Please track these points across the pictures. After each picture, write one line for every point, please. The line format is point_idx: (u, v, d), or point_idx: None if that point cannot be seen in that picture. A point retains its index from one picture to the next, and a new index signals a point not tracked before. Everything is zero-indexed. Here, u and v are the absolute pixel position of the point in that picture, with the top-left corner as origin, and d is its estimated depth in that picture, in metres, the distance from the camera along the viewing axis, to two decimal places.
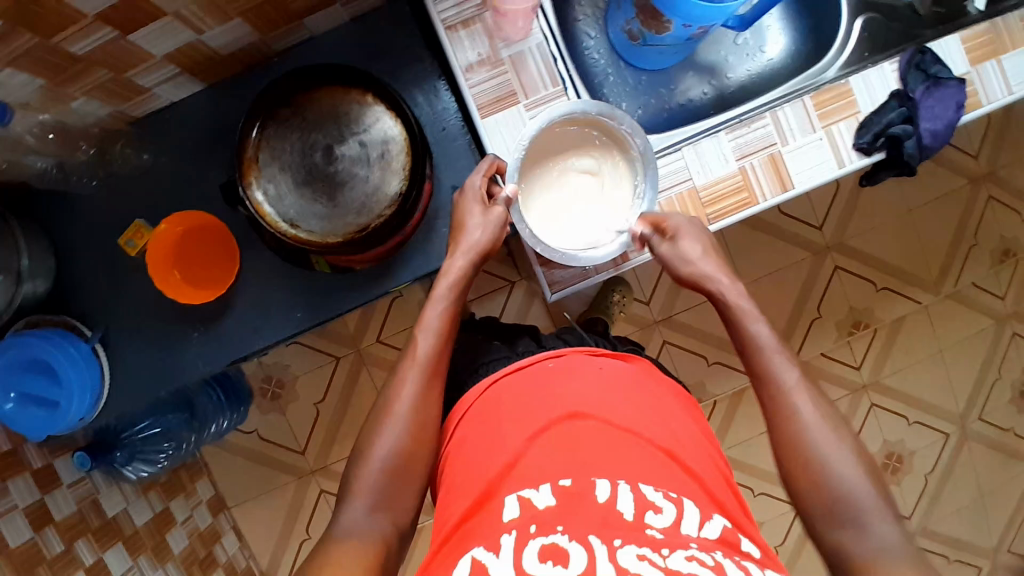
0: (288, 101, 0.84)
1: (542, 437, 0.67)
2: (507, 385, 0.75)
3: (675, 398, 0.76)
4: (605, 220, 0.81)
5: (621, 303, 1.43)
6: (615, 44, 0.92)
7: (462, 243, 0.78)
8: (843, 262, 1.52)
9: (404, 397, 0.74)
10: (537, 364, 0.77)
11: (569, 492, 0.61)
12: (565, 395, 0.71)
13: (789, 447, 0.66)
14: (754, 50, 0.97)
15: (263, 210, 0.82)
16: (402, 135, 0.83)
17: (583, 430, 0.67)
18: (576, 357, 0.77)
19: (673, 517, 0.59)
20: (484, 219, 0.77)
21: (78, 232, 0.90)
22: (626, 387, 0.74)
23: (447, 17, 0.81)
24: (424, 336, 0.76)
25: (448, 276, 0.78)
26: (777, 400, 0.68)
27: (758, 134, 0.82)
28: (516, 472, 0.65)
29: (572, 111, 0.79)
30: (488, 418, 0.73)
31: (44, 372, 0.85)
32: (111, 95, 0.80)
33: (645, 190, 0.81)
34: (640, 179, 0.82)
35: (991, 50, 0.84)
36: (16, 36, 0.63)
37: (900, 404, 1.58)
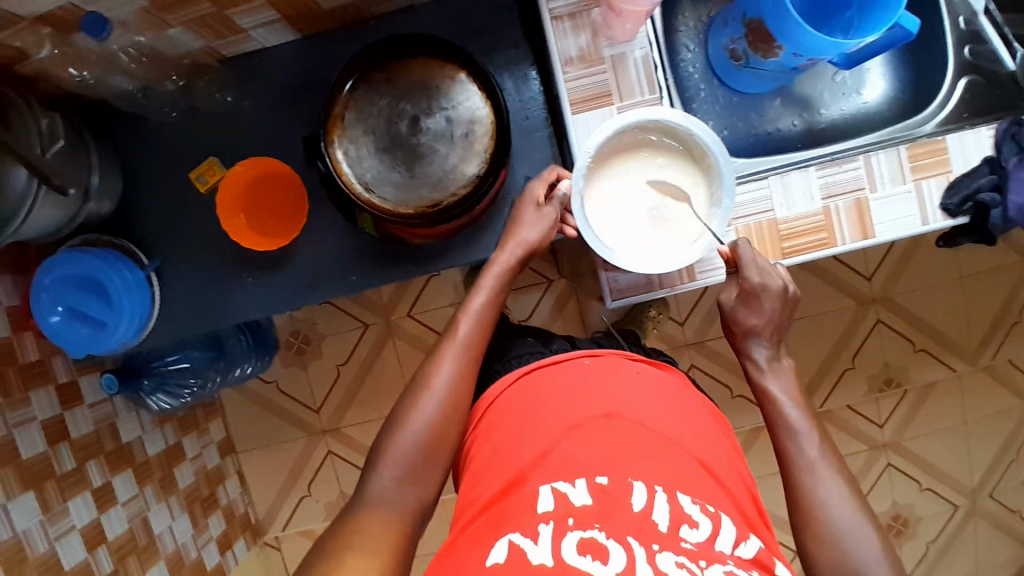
0: (382, 64, 0.83)
1: (579, 431, 0.67)
2: (544, 376, 0.75)
3: (709, 411, 0.76)
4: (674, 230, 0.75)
5: (657, 319, 1.42)
6: (713, 61, 0.89)
7: (513, 237, 0.79)
8: (885, 317, 1.50)
9: (441, 376, 0.73)
10: (572, 361, 0.76)
11: (605, 491, 0.61)
12: (603, 395, 0.70)
13: (810, 530, 0.64)
14: (850, 91, 0.93)
15: (341, 169, 0.81)
16: (490, 118, 0.82)
17: (618, 432, 0.66)
18: (614, 359, 0.76)
19: (708, 533, 0.59)
20: (537, 220, 0.79)
21: (150, 160, 0.90)
22: (664, 395, 0.73)
23: (555, 7, 0.79)
24: (466, 322, 0.76)
25: (494, 267, 0.78)
26: (801, 477, 0.67)
27: (848, 176, 0.80)
28: (551, 463, 0.64)
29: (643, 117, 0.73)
30: (524, 407, 0.72)
31: (95, 291, 0.86)
32: (208, 30, 0.80)
33: (722, 197, 0.74)
34: (716, 186, 0.74)
35: None
36: None
37: (915, 469, 1.56)
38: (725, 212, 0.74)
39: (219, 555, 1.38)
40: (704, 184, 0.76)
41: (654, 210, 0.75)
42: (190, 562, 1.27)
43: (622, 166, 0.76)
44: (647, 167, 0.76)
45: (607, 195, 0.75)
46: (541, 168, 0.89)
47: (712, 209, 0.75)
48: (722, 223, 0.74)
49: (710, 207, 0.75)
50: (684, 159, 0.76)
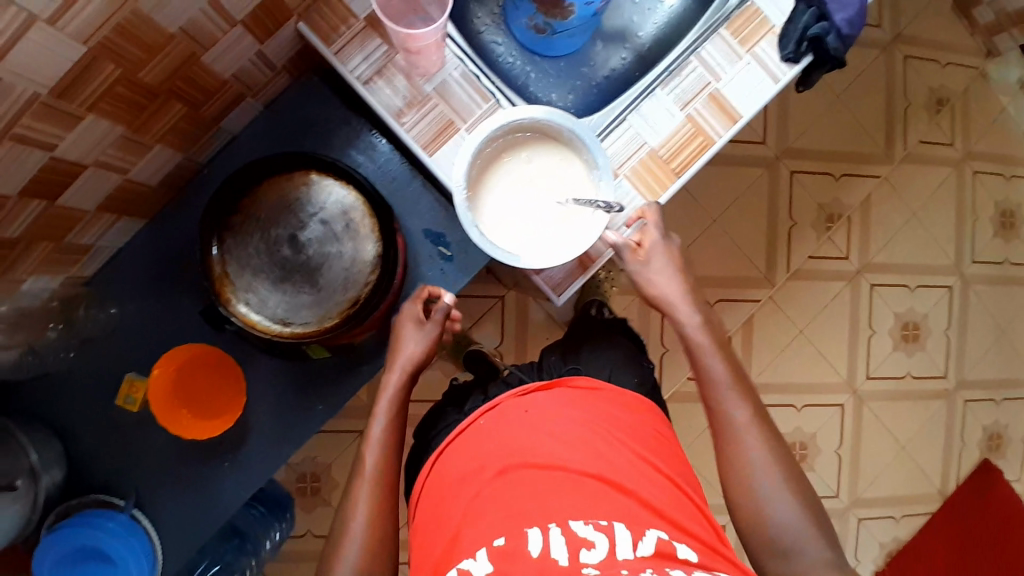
0: (238, 207, 0.82)
1: (479, 499, 0.64)
2: (452, 452, 0.73)
3: (612, 408, 0.74)
4: (570, 208, 0.76)
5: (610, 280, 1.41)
6: (524, 41, 0.92)
7: (395, 359, 0.82)
8: (797, 164, 1.56)
9: (358, 516, 0.75)
10: (472, 425, 0.74)
11: (504, 552, 0.58)
12: (502, 448, 0.69)
13: (736, 482, 0.72)
14: (652, 4, 0.96)
15: (251, 320, 0.80)
16: (360, 199, 0.83)
17: (518, 480, 0.64)
18: (508, 405, 0.74)
19: (606, 549, 0.57)
20: (416, 334, 0.82)
21: (72, 409, 0.86)
22: (560, 418, 0.71)
23: (360, 72, 0.80)
24: (369, 454, 0.79)
25: (388, 392, 0.81)
26: (728, 433, 0.74)
27: (691, 79, 0.84)
28: (458, 544, 0.62)
29: (490, 131, 0.75)
30: (440, 494, 0.70)
31: (90, 558, 0.80)
32: (58, 264, 0.77)
33: (595, 158, 0.76)
34: (585, 152, 0.77)
35: None
36: None
37: (896, 276, 1.63)
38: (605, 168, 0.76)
39: None
40: (574, 153, 0.78)
41: (545, 200, 0.77)
42: None
43: (499, 178, 0.77)
44: (521, 168, 0.78)
45: (499, 211, 0.76)
46: (430, 215, 0.90)
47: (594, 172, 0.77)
48: (608, 177, 0.76)
49: (590, 168, 0.77)
50: (545, 141, 0.78)
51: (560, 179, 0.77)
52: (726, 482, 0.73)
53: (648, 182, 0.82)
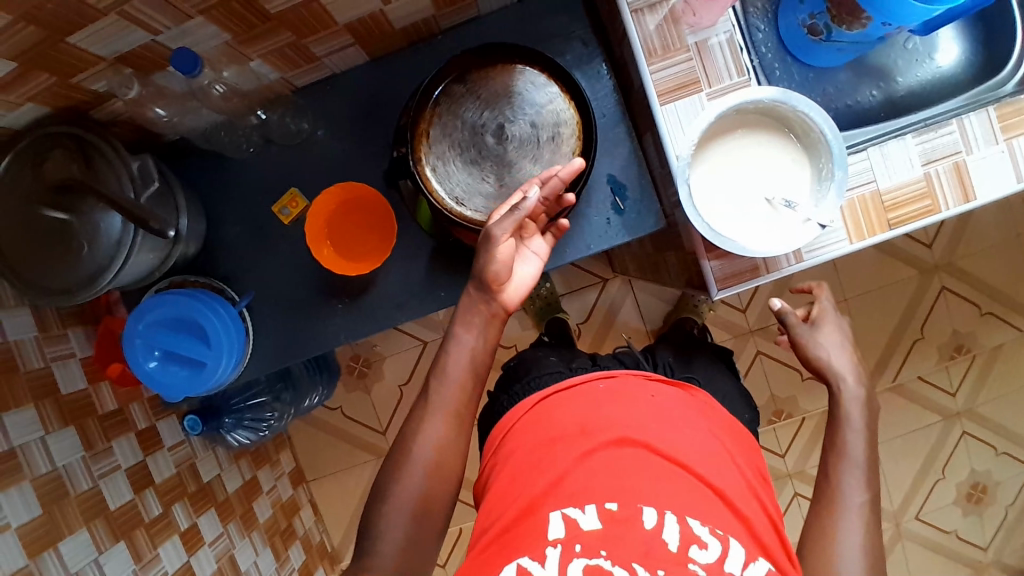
0: (463, 77, 0.82)
1: (592, 459, 0.68)
2: (559, 402, 0.78)
3: (729, 435, 0.77)
4: (781, 210, 0.73)
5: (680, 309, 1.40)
6: (786, 38, 0.88)
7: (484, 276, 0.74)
8: (950, 283, 1.48)
9: (425, 437, 0.71)
10: (589, 386, 0.80)
11: (615, 516, 0.62)
12: (618, 422, 0.72)
13: (814, 555, 0.68)
14: (922, 57, 0.90)
15: (431, 186, 0.81)
16: (575, 119, 0.81)
17: (632, 458, 0.68)
18: (629, 381, 0.80)
19: (718, 555, 0.60)
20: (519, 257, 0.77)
21: (227, 196, 0.90)
22: (681, 418, 0.75)
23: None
24: (441, 384, 0.74)
25: (465, 326, 0.75)
26: (833, 510, 0.70)
27: (944, 140, 0.79)
28: (561, 490, 0.66)
29: (747, 100, 0.71)
30: (543, 436, 0.74)
31: (188, 331, 0.85)
32: (285, 61, 0.79)
33: (834, 171, 0.72)
34: (825, 160, 0.72)
35: None
36: None
37: (991, 433, 1.53)
38: (840, 184, 0.71)
39: None
40: (811, 160, 0.74)
41: (761, 191, 0.74)
42: None
43: (725, 151, 0.74)
44: (751, 150, 0.74)
45: (710, 183, 0.74)
46: (622, 164, 0.88)
47: (825, 184, 0.73)
48: (838, 195, 0.72)
49: (822, 180, 0.73)
50: (787, 137, 0.74)
51: (784, 178, 0.74)
52: (812, 518, 0.72)
53: (859, 220, 0.78)
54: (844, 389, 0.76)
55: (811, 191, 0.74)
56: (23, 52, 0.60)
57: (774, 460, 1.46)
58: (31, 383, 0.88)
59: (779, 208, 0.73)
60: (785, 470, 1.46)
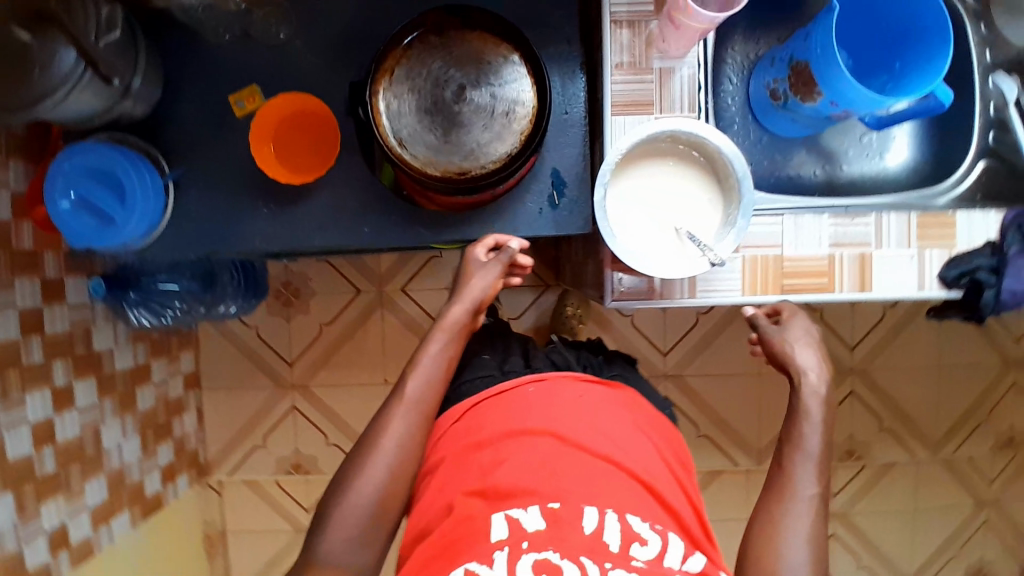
0: (441, 30, 0.84)
1: (528, 460, 0.70)
2: (491, 406, 0.78)
3: (659, 433, 0.80)
4: (680, 240, 0.77)
5: (575, 315, 1.41)
6: (753, 98, 0.92)
7: (465, 294, 0.84)
8: (860, 389, 1.53)
9: (389, 434, 0.75)
10: (519, 387, 0.79)
11: (558, 516, 0.65)
12: (550, 422, 0.74)
13: (761, 545, 0.67)
14: (873, 153, 0.96)
15: (379, 119, 0.83)
16: (533, 103, 0.85)
17: (565, 460, 0.70)
18: (559, 382, 0.80)
19: (656, 550, 0.64)
20: (485, 272, 0.85)
21: (189, 74, 0.91)
22: (609, 416, 0.76)
23: (617, 11, 0.82)
24: (416, 380, 0.78)
25: (444, 334, 0.81)
26: (779, 499, 0.69)
27: (857, 230, 0.84)
28: (497, 492, 0.68)
29: (676, 130, 0.75)
30: (479, 435, 0.75)
31: (109, 186, 0.86)
32: None
33: (737, 218, 0.75)
34: (734, 206, 0.76)
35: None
36: None
37: (857, 541, 1.58)
38: (738, 231, 0.75)
39: (160, 486, 1.37)
40: (723, 203, 0.78)
41: (670, 218, 0.78)
42: (131, 483, 1.27)
43: (650, 174, 0.78)
44: (674, 179, 0.78)
45: (627, 198, 0.78)
46: (569, 162, 0.91)
47: (727, 228, 0.76)
48: (735, 240, 0.75)
49: (725, 224, 0.77)
50: (707, 177, 0.79)
51: (694, 212, 0.78)
52: (763, 509, 0.70)
53: (757, 275, 0.82)
54: (805, 383, 0.75)
55: (715, 231, 0.77)
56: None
57: None
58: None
59: (684, 240, 0.76)
60: None
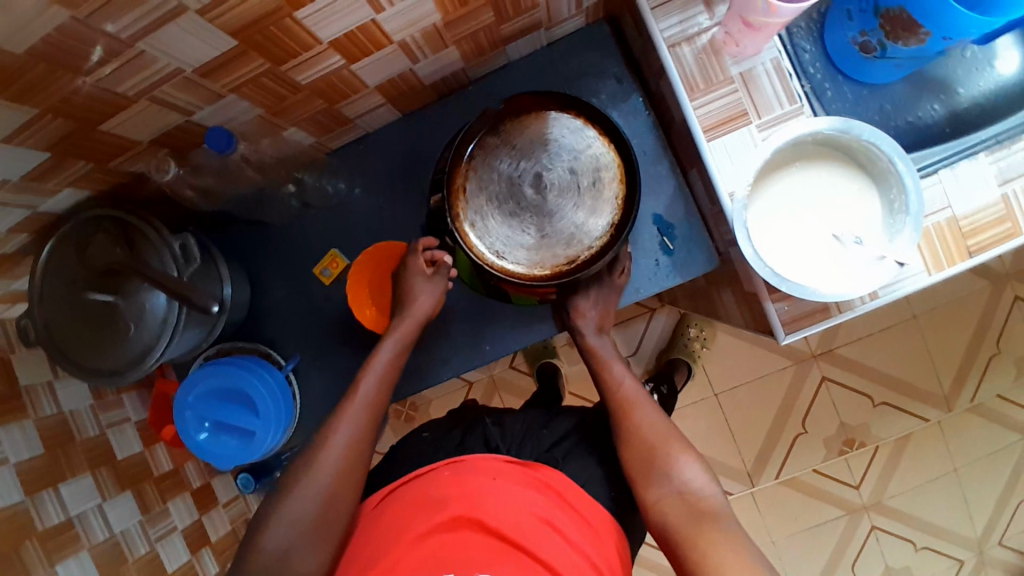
0: (496, 127, 0.79)
1: (423, 545, 0.59)
2: (410, 489, 0.66)
3: (586, 513, 0.67)
4: (845, 248, 0.69)
5: (702, 337, 1.33)
6: (836, 56, 0.82)
7: (411, 309, 0.80)
8: None
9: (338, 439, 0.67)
10: (435, 471, 0.68)
11: None
12: (472, 498, 0.63)
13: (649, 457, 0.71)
14: (982, 66, 0.82)
15: (470, 241, 0.78)
16: (616, 161, 0.78)
17: (468, 539, 0.60)
18: (478, 461, 0.68)
19: None
20: (429, 288, 0.81)
21: (266, 261, 0.89)
22: (530, 495, 0.65)
23: (669, 34, 0.74)
24: (369, 379, 0.73)
25: (393, 338, 0.78)
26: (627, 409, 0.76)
27: (1020, 158, 0.73)
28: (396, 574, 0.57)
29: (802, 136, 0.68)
30: (388, 519, 0.63)
31: (235, 401, 0.84)
32: (318, 126, 0.79)
33: (908, 203, 0.67)
34: (896, 191, 0.68)
35: None
36: (249, 60, 0.61)
37: None
38: (915, 216, 0.67)
39: None
40: (881, 190, 0.70)
41: (826, 227, 0.70)
42: None
43: (784, 189, 0.71)
44: (811, 186, 0.71)
45: (771, 224, 0.70)
46: (668, 202, 0.84)
47: (899, 217, 0.68)
48: (915, 228, 0.67)
49: (896, 212, 0.69)
50: (849, 169, 0.71)
51: (850, 212, 0.70)
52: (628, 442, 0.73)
53: (935, 248, 0.72)
54: (598, 346, 0.84)
55: (884, 225, 0.69)
56: (60, 136, 0.59)
57: (848, 493, 1.37)
58: (42, 431, 0.79)
59: (848, 246, 0.69)
60: (861, 502, 1.37)
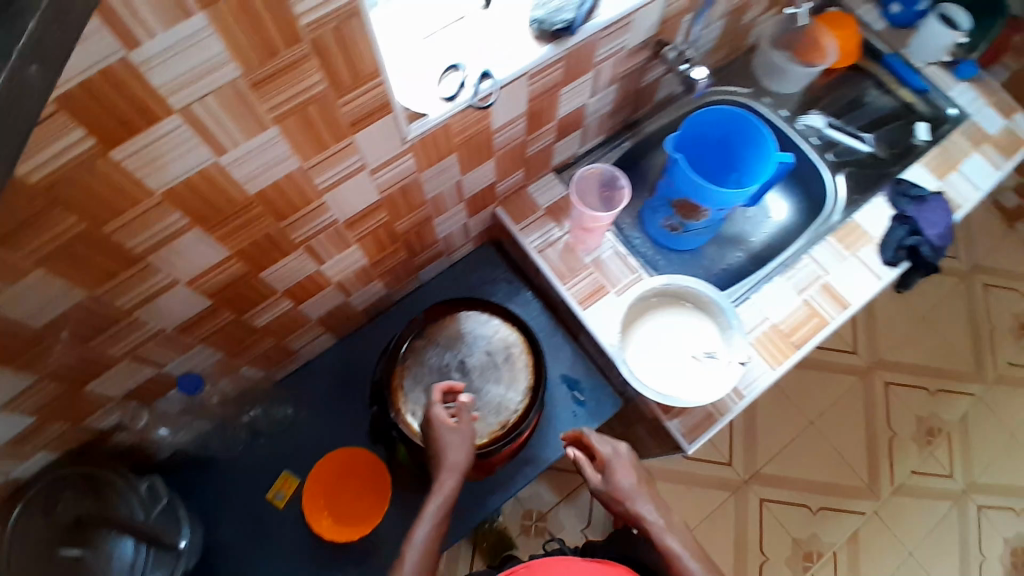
0: (420, 331, 0.96)
1: None
2: None
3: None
4: (706, 365, 0.88)
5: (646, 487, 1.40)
6: (657, 237, 1.10)
7: (445, 466, 0.78)
8: (890, 376, 1.57)
9: None
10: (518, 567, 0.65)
11: None
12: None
13: None
14: (762, 219, 1.15)
15: (415, 430, 0.89)
16: (520, 339, 0.96)
17: None
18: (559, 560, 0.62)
19: None
20: (456, 440, 0.80)
21: (219, 497, 0.93)
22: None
23: (535, 243, 0.99)
24: (411, 552, 0.69)
25: (435, 499, 0.75)
26: None
27: (805, 271, 0.99)
28: None
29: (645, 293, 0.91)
30: None
31: None
32: (267, 360, 0.92)
33: (729, 321, 0.90)
34: (721, 315, 0.90)
35: (950, 162, 1.07)
36: (218, 314, 0.76)
37: (1003, 497, 1.51)
38: (738, 329, 0.89)
39: None
40: (711, 317, 0.92)
41: (687, 352, 0.90)
42: None
43: (647, 331, 0.91)
44: (665, 325, 0.92)
45: (646, 361, 0.89)
46: (571, 363, 1.03)
47: (729, 332, 0.90)
48: (743, 338, 0.89)
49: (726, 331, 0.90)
50: (687, 307, 0.93)
51: (699, 337, 0.91)
52: None
53: (771, 348, 0.93)
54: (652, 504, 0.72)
55: (724, 341, 0.90)
56: (51, 405, 0.69)
57: None
58: None
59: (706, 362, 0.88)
60: None
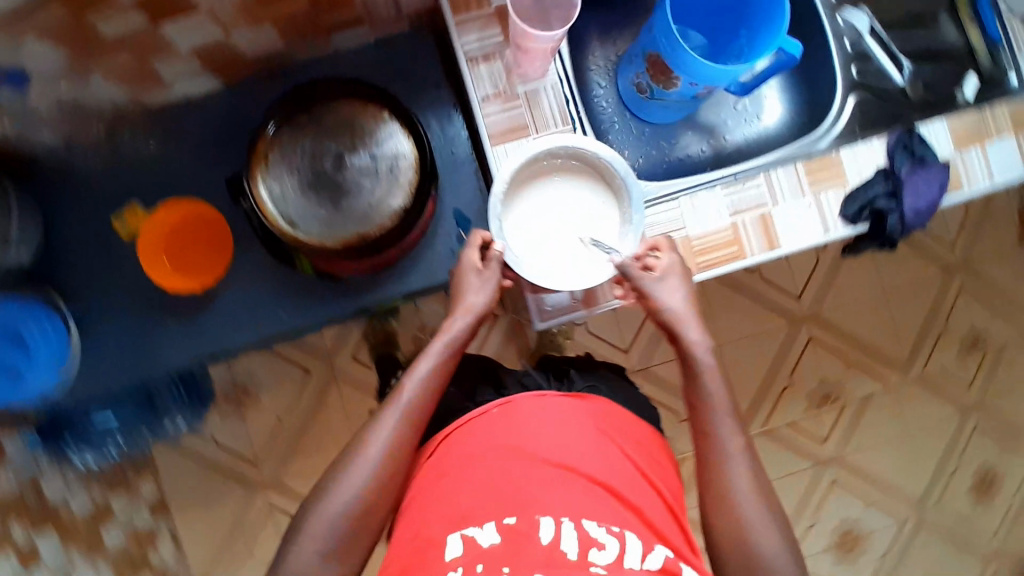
0: (306, 106, 0.85)
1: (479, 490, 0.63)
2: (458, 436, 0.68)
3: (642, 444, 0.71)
4: (587, 250, 0.79)
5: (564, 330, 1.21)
6: (624, 94, 0.95)
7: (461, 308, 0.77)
8: (818, 333, 1.48)
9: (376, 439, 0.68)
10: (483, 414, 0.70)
11: (514, 530, 0.59)
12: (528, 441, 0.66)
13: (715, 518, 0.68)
14: (751, 117, 0.99)
15: (265, 207, 0.82)
16: (413, 153, 0.85)
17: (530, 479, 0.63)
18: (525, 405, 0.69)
19: (616, 552, 0.58)
20: (483, 284, 0.77)
21: (66, 207, 0.89)
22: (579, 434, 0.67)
23: (469, 49, 0.83)
24: (410, 387, 0.71)
25: (444, 341, 0.74)
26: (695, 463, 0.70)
27: (751, 193, 0.85)
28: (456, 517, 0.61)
29: (554, 148, 0.78)
30: (445, 470, 0.66)
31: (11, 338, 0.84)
32: (128, 79, 0.81)
33: (631, 215, 0.80)
34: (625, 204, 0.80)
35: (976, 136, 0.86)
36: (46, 10, 0.63)
37: (863, 482, 1.50)
38: (636, 226, 0.79)
39: None
40: (616, 202, 0.81)
41: (574, 229, 0.80)
42: None
43: (543, 192, 0.80)
44: (565, 193, 0.80)
45: (528, 222, 0.79)
46: (469, 202, 0.92)
47: (626, 227, 0.80)
48: (636, 236, 0.79)
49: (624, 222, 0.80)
50: (596, 183, 0.81)
51: (593, 219, 0.80)
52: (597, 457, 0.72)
53: None
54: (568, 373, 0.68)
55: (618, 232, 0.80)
56: None
57: None
58: None
59: (590, 247, 0.79)
60: None
